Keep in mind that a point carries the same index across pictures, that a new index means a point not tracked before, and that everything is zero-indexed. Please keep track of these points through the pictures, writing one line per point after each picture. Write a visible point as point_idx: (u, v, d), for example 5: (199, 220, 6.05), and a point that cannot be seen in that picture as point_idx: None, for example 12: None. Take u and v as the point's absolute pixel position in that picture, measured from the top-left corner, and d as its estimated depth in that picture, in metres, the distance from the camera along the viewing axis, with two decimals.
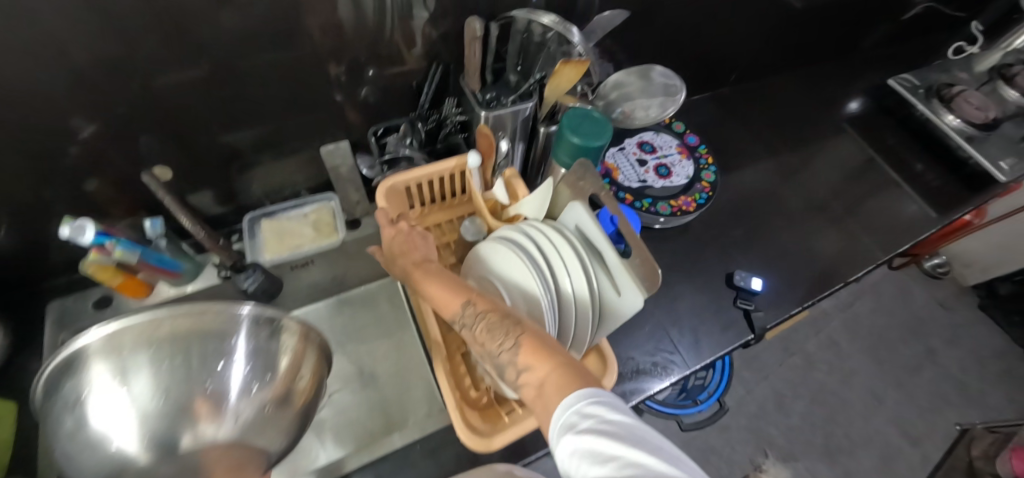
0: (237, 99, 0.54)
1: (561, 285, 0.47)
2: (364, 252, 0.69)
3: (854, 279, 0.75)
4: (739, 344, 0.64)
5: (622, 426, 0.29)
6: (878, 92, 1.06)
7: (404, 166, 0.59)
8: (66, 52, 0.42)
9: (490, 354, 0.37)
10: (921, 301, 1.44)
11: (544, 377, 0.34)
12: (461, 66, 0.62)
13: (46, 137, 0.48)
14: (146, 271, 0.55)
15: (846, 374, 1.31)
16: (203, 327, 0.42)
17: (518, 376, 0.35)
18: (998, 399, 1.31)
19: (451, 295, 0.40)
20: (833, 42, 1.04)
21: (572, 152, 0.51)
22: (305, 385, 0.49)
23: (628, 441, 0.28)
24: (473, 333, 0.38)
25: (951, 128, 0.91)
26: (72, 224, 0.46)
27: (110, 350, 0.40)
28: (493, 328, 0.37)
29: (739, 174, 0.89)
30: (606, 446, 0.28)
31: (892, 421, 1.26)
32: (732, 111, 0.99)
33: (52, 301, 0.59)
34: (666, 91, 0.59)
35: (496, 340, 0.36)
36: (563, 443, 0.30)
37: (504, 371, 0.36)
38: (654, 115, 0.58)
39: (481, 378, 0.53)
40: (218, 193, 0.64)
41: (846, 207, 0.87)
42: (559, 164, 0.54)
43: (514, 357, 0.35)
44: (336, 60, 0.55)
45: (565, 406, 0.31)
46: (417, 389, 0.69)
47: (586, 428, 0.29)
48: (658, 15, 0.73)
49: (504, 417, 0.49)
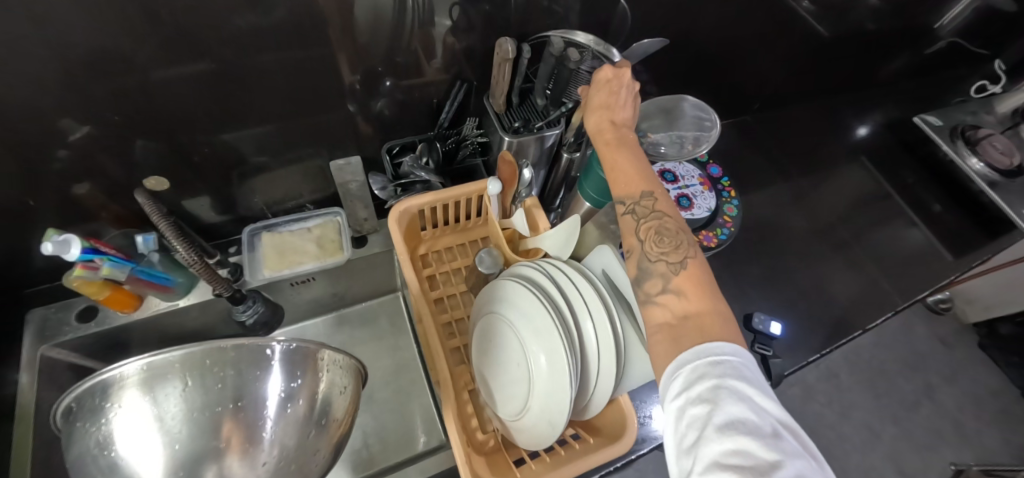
0: (241, 104, 0.50)
1: (582, 328, 0.42)
2: (368, 269, 0.66)
3: (873, 326, 0.72)
4: None
5: (734, 396, 0.28)
6: (898, 128, 1.04)
7: (419, 189, 0.56)
8: (54, 44, 0.38)
9: (641, 254, 0.37)
10: (922, 336, 1.43)
11: (695, 309, 0.33)
12: (483, 83, 0.59)
13: (31, 137, 0.44)
14: (135, 285, 0.52)
15: (844, 408, 1.30)
16: (232, 358, 0.45)
17: (660, 291, 0.35)
18: (994, 441, 1.30)
19: (635, 176, 0.39)
20: (857, 74, 1.02)
21: (600, 187, 0.49)
22: (338, 418, 0.49)
23: (735, 416, 0.27)
24: (639, 224, 0.37)
25: (974, 172, 0.90)
26: (56, 240, 0.43)
27: (148, 384, 0.43)
28: (664, 235, 0.36)
29: (757, 207, 0.87)
30: (715, 415, 0.27)
31: (889, 458, 1.25)
32: (752, 139, 0.97)
33: (34, 311, 0.56)
34: (697, 127, 0.57)
35: (663, 247, 0.36)
36: (673, 406, 0.30)
37: (646, 278, 0.36)
38: (684, 151, 0.55)
39: (489, 420, 0.50)
40: (216, 201, 0.60)
41: (866, 246, 0.85)
42: (585, 198, 0.51)
43: (671, 274, 0.35)
44: (351, 68, 0.51)
45: (691, 358, 0.30)
46: (417, 417, 0.66)
47: (698, 398, 0.28)
48: (687, 38, 0.70)
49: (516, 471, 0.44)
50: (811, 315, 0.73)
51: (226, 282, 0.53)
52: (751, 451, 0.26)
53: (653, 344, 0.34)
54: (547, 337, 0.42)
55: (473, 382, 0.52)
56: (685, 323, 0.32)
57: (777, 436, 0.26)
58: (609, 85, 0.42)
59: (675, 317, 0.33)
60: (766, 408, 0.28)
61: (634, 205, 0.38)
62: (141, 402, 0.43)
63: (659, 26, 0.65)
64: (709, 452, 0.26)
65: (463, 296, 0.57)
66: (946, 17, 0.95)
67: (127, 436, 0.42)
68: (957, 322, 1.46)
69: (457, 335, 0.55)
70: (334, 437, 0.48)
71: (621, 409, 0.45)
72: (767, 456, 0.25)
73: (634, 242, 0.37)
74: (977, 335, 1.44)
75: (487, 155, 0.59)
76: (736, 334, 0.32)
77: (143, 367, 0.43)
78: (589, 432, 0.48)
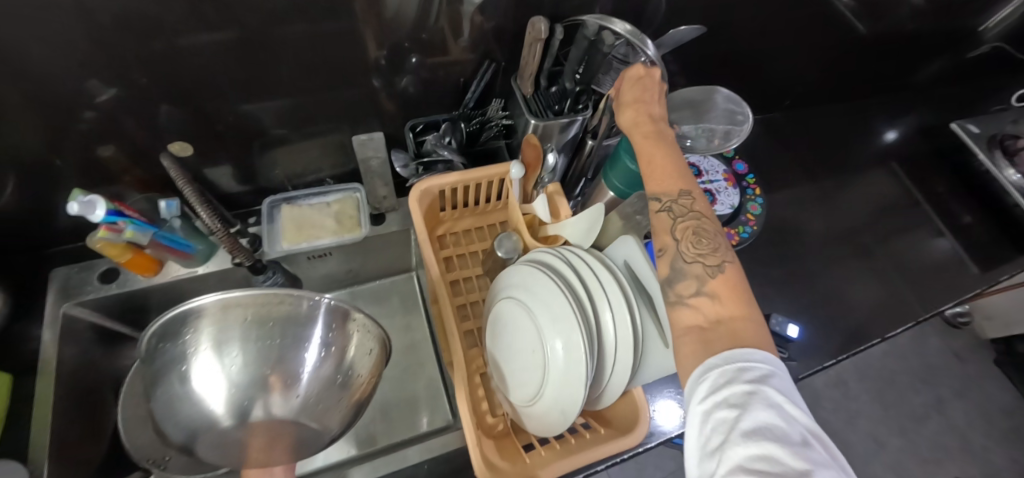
0: (267, 74, 0.50)
1: (600, 317, 0.41)
2: (384, 247, 0.66)
3: (892, 335, 0.71)
4: None
5: (764, 402, 0.27)
6: (931, 135, 1.00)
7: (442, 169, 0.55)
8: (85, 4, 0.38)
9: (676, 252, 0.36)
10: (936, 349, 1.40)
11: (729, 314, 0.33)
12: (510, 64, 0.58)
13: (59, 96, 0.44)
14: (156, 249, 0.52)
15: (851, 415, 1.29)
16: (278, 313, 0.44)
17: (694, 293, 0.34)
18: (1003, 459, 1.28)
19: (670, 174, 0.39)
20: (893, 77, 0.98)
21: (626, 177, 0.48)
22: (363, 379, 0.48)
23: (765, 422, 0.26)
24: (675, 223, 0.37)
25: (1010, 183, 0.86)
26: (83, 200, 0.43)
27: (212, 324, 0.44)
28: (702, 235, 0.36)
29: (781, 206, 0.85)
30: (742, 420, 0.27)
31: (893, 469, 1.24)
32: (780, 138, 0.94)
33: (56, 269, 0.57)
34: (730, 120, 0.55)
35: (700, 247, 0.35)
36: (695, 410, 0.29)
37: (678, 279, 0.35)
38: (715, 144, 0.53)
39: (499, 403, 0.50)
40: (238, 171, 0.60)
41: (887, 250, 0.83)
42: (610, 187, 0.50)
43: (706, 275, 0.34)
44: (377, 42, 0.50)
45: (718, 361, 0.30)
46: (425, 395, 0.67)
47: (722, 401, 0.28)
48: (720, 29, 0.68)
49: (525, 457, 0.44)
50: (828, 320, 0.71)
51: (248, 254, 0.53)
52: (778, 458, 0.25)
53: (680, 345, 0.33)
54: (564, 325, 0.41)
55: (486, 366, 0.52)
56: (719, 329, 0.32)
57: (806, 445, 0.26)
58: (643, 82, 0.43)
59: (708, 321, 0.33)
60: (796, 415, 0.27)
61: (669, 203, 0.38)
62: (196, 341, 0.44)
63: (694, 15, 0.63)
64: (735, 457, 0.26)
65: (479, 280, 0.57)
66: (988, 23, 0.92)
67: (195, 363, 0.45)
68: (974, 336, 1.43)
69: (471, 318, 0.55)
70: (354, 399, 0.48)
71: (634, 403, 0.45)
72: (796, 465, 0.25)
73: (669, 242, 0.37)
74: (994, 351, 1.41)
75: (511, 137, 0.58)
76: (768, 342, 0.31)
77: (219, 303, 0.43)
78: (600, 422, 0.48)
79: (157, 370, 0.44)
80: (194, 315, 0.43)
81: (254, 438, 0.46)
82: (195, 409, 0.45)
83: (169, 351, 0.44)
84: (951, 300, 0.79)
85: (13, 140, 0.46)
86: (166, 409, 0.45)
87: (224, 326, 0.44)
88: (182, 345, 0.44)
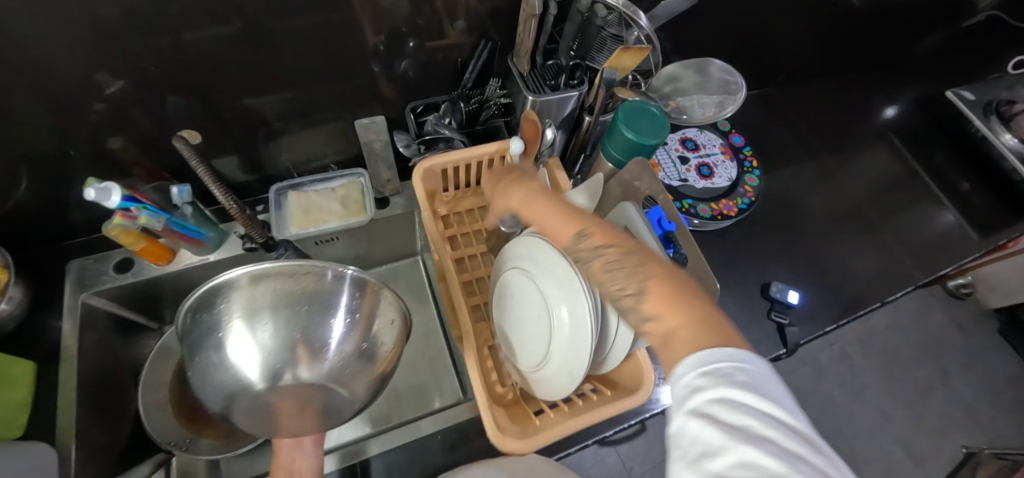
0: (269, 62, 0.51)
1: None
2: (390, 231, 0.68)
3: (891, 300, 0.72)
4: (769, 358, 0.63)
5: (733, 405, 0.26)
6: (928, 105, 1.01)
7: (442, 147, 0.57)
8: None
9: (608, 296, 0.36)
10: (940, 321, 1.41)
11: (675, 325, 0.32)
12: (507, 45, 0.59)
13: (69, 91, 0.45)
14: (169, 236, 0.53)
15: (856, 389, 1.30)
16: (306, 285, 0.47)
17: (642, 324, 0.33)
18: (1007, 427, 1.29)
19: (564, 223, 0.40)
20: (889, 49, 0.98)
21: (623, 148, 0.48)
22: (387, 350, 0.50)
23: (735, 426, 0.26)
24: (590, 270, 0.38)
25: (1007, 148, 0.88)
26: (98, 187, 0.44)
27: (249, 295, 0.46)
28: (614, 266, 0.36)
29: (779, 179, 0.86)
30: (716, 430, 0.26)
31: (899, 440, 1.25)
32: (777, 113, 0.95)
33: (71, 260, 0.58)
34: (724, 89, 0.57)
35: (616, 281, 0.35)
36: (672, 421, 0.29)
37: (625, 315, 0.35)
38: (711, 114, 0.56)
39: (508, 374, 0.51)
40: (244, 160, 0.62)
41: (884, 218, 0.85)
42: (609, 160, 0.50)
43: (638, 304, 0.34)
44: (375, 28, 0.51)
45: (680, 372, 0.29)
46: (435, 375, 0.69)
47: (694, 411, 0.27)
48: (713, 4, 0.69)
49: (535, 419, 0.46)
50: (828, 287, 0.72)
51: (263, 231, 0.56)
52: (757, 461, 0.24)
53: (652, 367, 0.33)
54: (569, 295, 0.42)
55: (494, 338, 0.54)
56: (671, 344, 0.31)
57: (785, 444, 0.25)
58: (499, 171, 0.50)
59: (660, 339, 0.32)
60: (771, 411, 0.26)
61: (576, 252, 0.39)
62: (231, 313, 0.47)
63: None
64: (716, 469, 0.25)
65: (484, 256, 0.58)
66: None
67: (231, 337, 0.47)
68: (977, 307, 1.44)
69: (477, 293, 0.56)
70: (379, 370, 0.50)
71: (638, 366, 0.46)
72: (776, 468, 0.24)
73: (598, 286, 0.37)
74: (997, 321, 1.42)
75: (510, 116, 0.59)
76: (732, 334, 0.30)
77: (249, 279, 0.46)
78: (605, 385, 0.49)
79: (195, 340, 0.47)
80: (229, 287, 0.45)
81: (285, 402, 0.48)
82: (229, 376, 0.47)
83: (204, 322, 0.46)
84: (950, 266, 0.80)
85: (27, 133, 0.47)
86: (202, 377, 0.47)
87: (253, 299, 0.47)
88: (219, 316, 0.46)
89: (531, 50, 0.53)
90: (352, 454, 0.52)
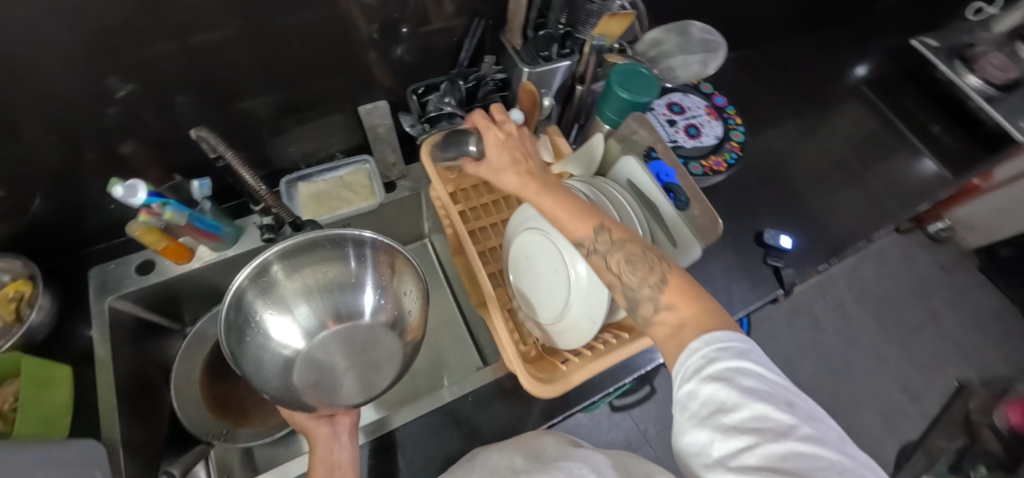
0: (272, 57, 0.52)
1: None
2: (399, 214, 0.71)
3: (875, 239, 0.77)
4: (768, 299, 0.67)
5: (748, 373, 0.31)
6: (897, 55, 1.05)
7: (446, 125, 0.60)
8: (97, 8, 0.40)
9: (624, 286, 0.39)
10: (924, 264, 1.47)
11: (689, 318, 0.36)
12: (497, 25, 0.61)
13: (81, 100, 0.46)
14: (189, 233, 0.55)
15: (851, 335, 1.36)
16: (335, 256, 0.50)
17: (655, 312, 0.38)
18: (995, 358, 1.36)
19: (579, 218, 0.42)
20: (856, 4, 1.03)
21: (619, 109, 0.50)
22: (413, 320, 0.52)
23: (750, 387, 0.30)
24: (607, 263, 0.40)
25: (972, 89, 0.92)
26: (124, 185, 0.46)
27: (282, 273, 0.48)
28: (632, 257, 0.39)
29: (763, 136, 0.90)
30: (732, 395, 0.31)
31: (894, 379, 1.32)
32: (755, 73, 0.99)
33: (92, 267, 0.60)
34: (706, 48, 0.60)
35: (636, 274, 0.39)
36: (689, 384, 0.33)
37: (637, 305, 0.39)
38: (695, 71, 0.59)
39: (529, 333, 0.54)
40: (251, 157, 0.64)
41: (864, 164, 0.89)
42: (605, 121, 0.53)
43: (656, 293, 0.38)
44: (371, 17, 0.53)
45: (694, 347, 0.34)
46: (454, 348, 0.71)
47: (710, 375, 0.32)
48: None
49: (561, 366, 0.49)
50: (817, 232, 0.77)
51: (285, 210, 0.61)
52: (767, 414, 0.30)
53: (667, 341, 0.37)
54: None
55: (512, 301, 0.56)
56: (688, 329, 0.36)
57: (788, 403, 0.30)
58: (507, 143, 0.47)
59: (674, 326, 0.37)
60: (774, 379, 0.32)
61: (593, 245, 0.41)
62: (264, 293, 0.48)
63: None
64: (732, 425, 0.30)
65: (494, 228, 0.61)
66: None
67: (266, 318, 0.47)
68: (958, 248, 1.50)
69: (491, 262, 0.59)
70: (408, 339, 0.51)
71: None
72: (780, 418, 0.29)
73: (612, 278, 0.40)
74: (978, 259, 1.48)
75: (507, 90, 0.62)
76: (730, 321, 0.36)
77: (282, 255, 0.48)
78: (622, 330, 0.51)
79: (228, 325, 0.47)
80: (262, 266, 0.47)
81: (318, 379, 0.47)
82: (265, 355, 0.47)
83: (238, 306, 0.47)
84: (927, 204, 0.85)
85: (43, 145, 0.48)
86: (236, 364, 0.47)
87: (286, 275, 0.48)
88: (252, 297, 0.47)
89: (523, 25, 0.55)
90: (378, 429, 0.54)
